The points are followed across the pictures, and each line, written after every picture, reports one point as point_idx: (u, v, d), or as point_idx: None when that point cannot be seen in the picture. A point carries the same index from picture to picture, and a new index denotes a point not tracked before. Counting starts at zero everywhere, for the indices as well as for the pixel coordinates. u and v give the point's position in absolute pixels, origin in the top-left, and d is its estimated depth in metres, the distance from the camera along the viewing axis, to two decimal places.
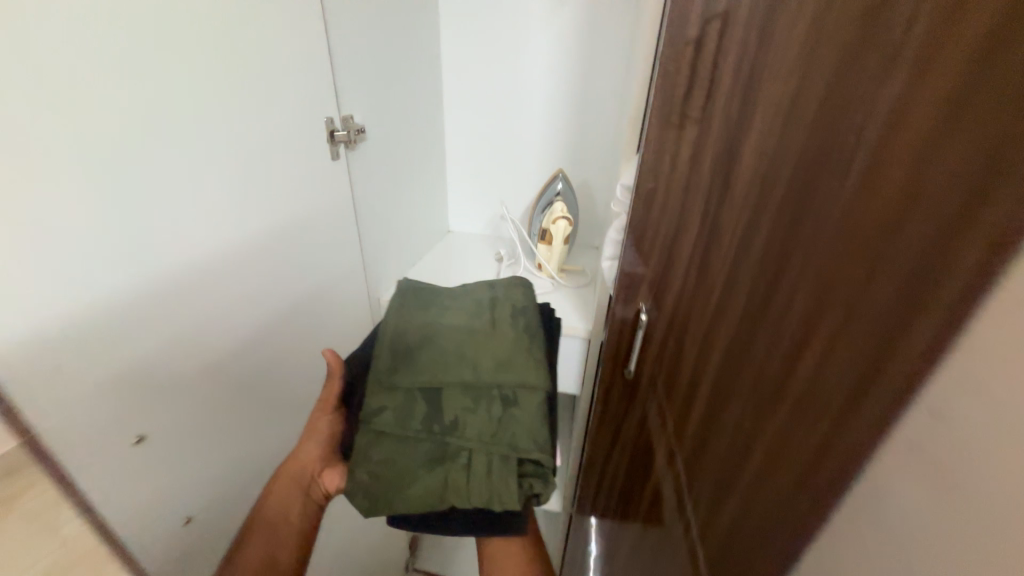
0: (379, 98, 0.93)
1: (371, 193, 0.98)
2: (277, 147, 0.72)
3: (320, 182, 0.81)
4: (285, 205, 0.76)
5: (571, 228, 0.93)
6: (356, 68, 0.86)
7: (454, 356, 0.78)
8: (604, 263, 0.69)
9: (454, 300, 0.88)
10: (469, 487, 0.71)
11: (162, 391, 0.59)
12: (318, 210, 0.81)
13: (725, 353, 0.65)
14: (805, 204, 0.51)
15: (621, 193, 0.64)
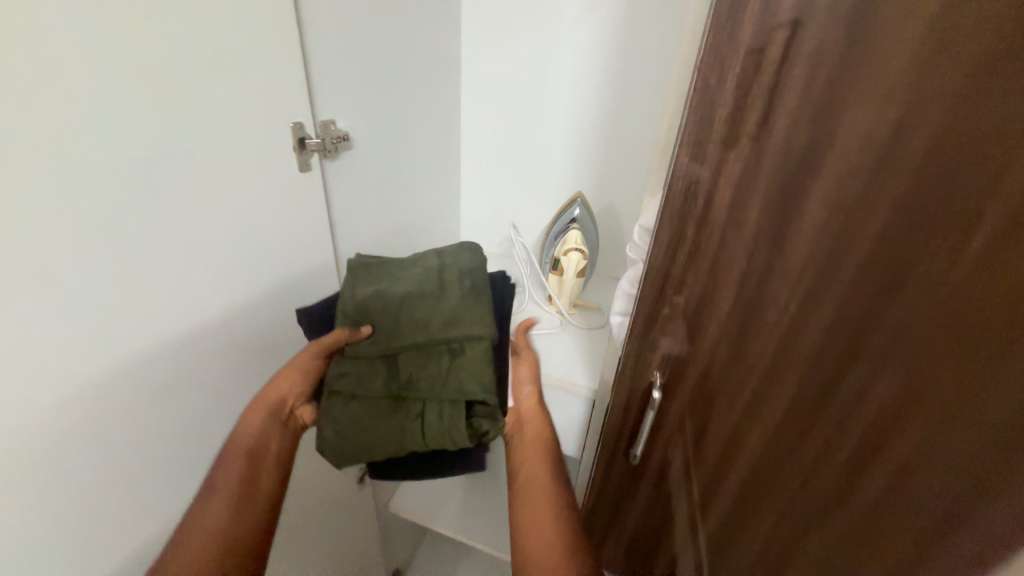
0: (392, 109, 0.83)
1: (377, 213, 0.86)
2: (270, 171, 0.62)
3: (311, 203, 0.70)
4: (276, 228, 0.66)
5: (585, 262, 0.80)
6: (371, 79, 0.76)
7: (403, 316, 0.67)
8: (612, 320, 0.54)
9: (409, 262, 0.73)
10: (427, 429, 0.65)
11: (90, 466, 0.48)
12: (301, 234, 0.70)
13: (786, 403, 0.44)
14: (930, 206, 0.32)
15: (638, 237, 0.50)
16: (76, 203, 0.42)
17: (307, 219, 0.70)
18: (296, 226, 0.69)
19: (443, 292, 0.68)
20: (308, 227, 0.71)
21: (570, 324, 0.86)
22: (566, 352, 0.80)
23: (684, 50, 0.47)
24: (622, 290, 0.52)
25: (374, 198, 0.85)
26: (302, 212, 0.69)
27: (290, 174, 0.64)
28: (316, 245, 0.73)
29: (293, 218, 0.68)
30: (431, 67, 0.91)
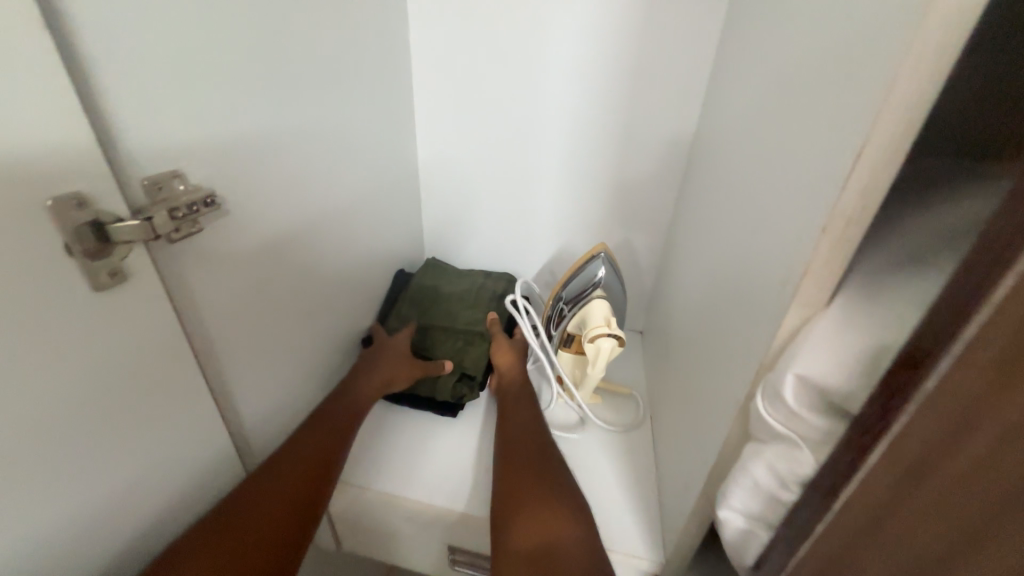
0: (326, 140, 0.51)
1: (323, 295, 0.56)
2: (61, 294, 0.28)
3: (127, 388, 0.33)
4: (92, 398, 0.31)
5: (619, 350, 0.52)
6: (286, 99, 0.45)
7: (444, 304, 0.71)
8: (725, 515, 0.31)
9: (464, 271, 0.78)
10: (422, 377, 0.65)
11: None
12: (97, 472, 0.32)
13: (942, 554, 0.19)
14: None
15: (793, 397, 0.26)
16: None
17: (103, 437, 0.32)
18: (81, 464, 0.31)
19: (481, 299, 0.72)
20: (126, 439, 0.34)
21: (592, 423, 0.61)
22: (595, 483, 0.54)
23: (883, 37, 0.21)
24: (751, 479, 0.28)
25: (317, 276, 0.54)
26: (96, 425, 0.31)
27: (78, 302, 0.29)
28: (189, 424, 0.39)
29: (46, 467, 0.29)
30: (375, 71, 0.60)
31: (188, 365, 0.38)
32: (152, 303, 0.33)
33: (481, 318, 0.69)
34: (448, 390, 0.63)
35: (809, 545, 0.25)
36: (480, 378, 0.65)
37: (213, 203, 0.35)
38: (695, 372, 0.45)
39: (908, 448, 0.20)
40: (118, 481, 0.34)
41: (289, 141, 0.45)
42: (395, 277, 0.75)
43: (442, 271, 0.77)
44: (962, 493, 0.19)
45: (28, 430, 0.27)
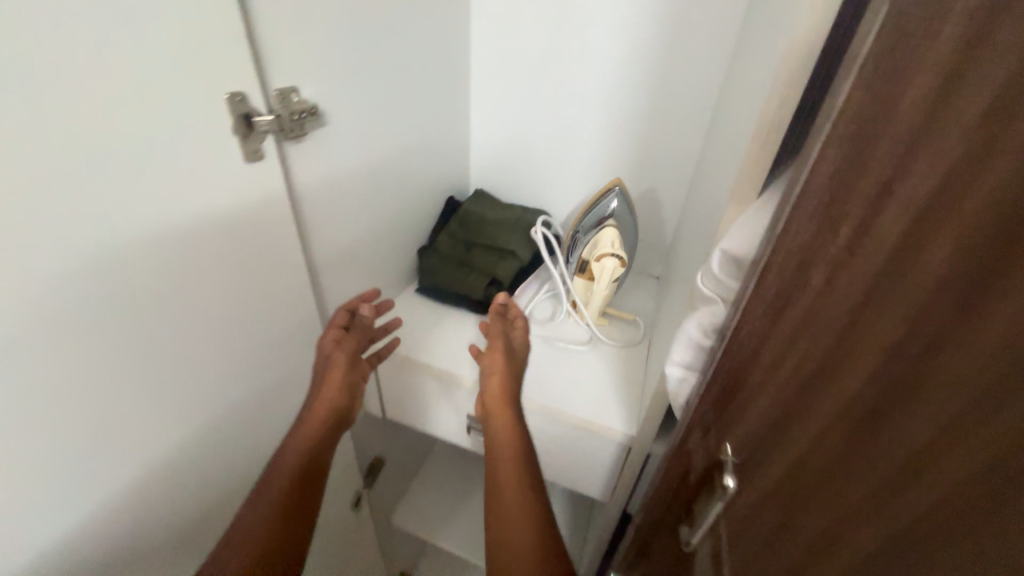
0: (391, 79, 0.63)
1: (382, 209, 0.69)
2: (223, 164, 0.42)
3: (254, 235, 0.48)
4: (234, 238, 0.46)
5: (621, 272, 0.62)
6: (363, 40, 0.56)
7: (486, 226, 0.81)
8: (669, 370, 0.40)
9: (506, 204, 0.87)
10: (461, 282, 0.76)
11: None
12: (228, 288, 0.47)
13: (772, 353, 0.32)
14: (887, 143, 0.23)
15: (720, 268, 0.35)
16: None
17: (234, 266, 0.47)
18: (221, 279, 0.46)
19: (518, 225, 0.80)
20: (246, 273, 0.49)
21: (598, 338, 0.70)
22: (587, 381, 0.64)
23: None
24: (686, 335, 0.38)
25: (379, 192, 0.67)
26: (236, 261, 0.47)
27: (232, 171, 0.43)
28: (285, 278, 0.53)
29: (205, 270, 0.44)
30: (436, 23, 0.69)
31: (288, 237, 0.52)
32: (270, 183, 0.47)
33: (514, 239, 0.78)
34: (480, 290, 0.74)
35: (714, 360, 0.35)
36: (505, 284, 0.74)
37: (315, 112, 0.50)
38: (681, 285, 0.53)
39: (766, 288, 0.30)
40: (243, 303, 0.49)
41: (363, 70, 0.57)
42: (446, 203, 0.85)
43: (487, 201, 0.86)
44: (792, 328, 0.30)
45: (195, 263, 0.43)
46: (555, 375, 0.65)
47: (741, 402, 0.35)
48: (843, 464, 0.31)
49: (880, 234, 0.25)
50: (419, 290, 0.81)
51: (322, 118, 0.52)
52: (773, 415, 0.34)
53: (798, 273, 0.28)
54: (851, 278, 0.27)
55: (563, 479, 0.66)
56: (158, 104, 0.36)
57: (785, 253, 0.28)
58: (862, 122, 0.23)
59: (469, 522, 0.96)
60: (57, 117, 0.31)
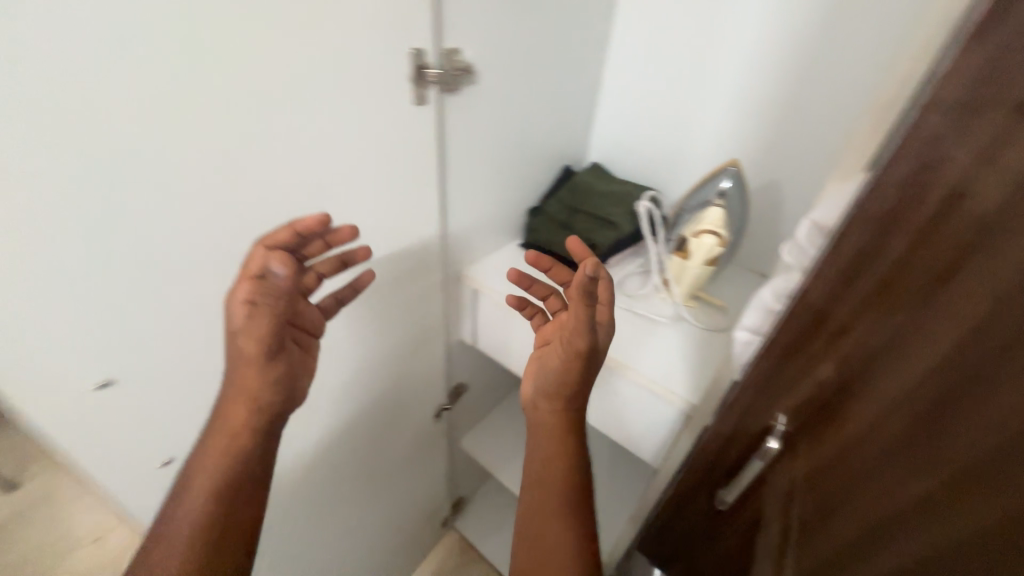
0: (537, 51, 0.70)
1: (507, 166, 0.77)
2: (396, 106, 0.54)
3: (407, 166, 0.60)
4: (392, 166, 0.58)
5: (718, 249, 0.66)
6: (520, 14, 0.63)
7: (593, 196, 0.85)
8: (737, 335, 0.43)
9: (618, 179, 0.90)
10: (560, 242, 0.82)
11: (97, 423, 0.46)
12: (383, 207, 0.60)
13: (848, 314, 0.32)
14: (996, 104, 0.23)
15: (802, 235, 0.36)
16: (176, 105, 0.39)
17: (390, 191, 0.60)
18: (380, 197, 0.59)
19: (624, 199, 0.83)
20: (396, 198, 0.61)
21: (683, 317, 0.72)
22: (661, 350, 0.67)
23: None
24: (760, 301, 0.41)
25: (507, 151, 0.75)
26: (391, 187, 0.59)
27: (401, 112, 0.55)
28: (422, 209, 0.65)
29: (371, 188, 0.57)
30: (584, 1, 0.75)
31: (429, 174, 0.63)
32: (425, 126, 0.58)
33: (618, 211, 0.81)
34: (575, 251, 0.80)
35: (783, 324, 0.36)
36: (601, 251, 0.79)
37: (470, 70, 0.58)
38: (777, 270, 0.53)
39: (844, 248, 0.31)
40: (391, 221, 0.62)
41: (513, 33, 0.64)
42: (562, 172, 0.92)
43: (600, 175, 0.90)
44: (873, 292, 0.31)
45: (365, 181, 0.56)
46: (632, 338, 0.69)
47: (802, 366, 0.37)
48: (914, 432, 0.33)
49: (972, 205, 0.25)
50: (523, 247, 0.89)
51: (475, 77, 0.62)
52: (842, 376, 0.35)
53: (884, 233, 0.29)
54: (945, 240, 0.27)
55: (619, 434, 0.71)
56: (361, 54, 0.49)
57: (870, 214, 0.29)
58: (967, 88, 0.24)
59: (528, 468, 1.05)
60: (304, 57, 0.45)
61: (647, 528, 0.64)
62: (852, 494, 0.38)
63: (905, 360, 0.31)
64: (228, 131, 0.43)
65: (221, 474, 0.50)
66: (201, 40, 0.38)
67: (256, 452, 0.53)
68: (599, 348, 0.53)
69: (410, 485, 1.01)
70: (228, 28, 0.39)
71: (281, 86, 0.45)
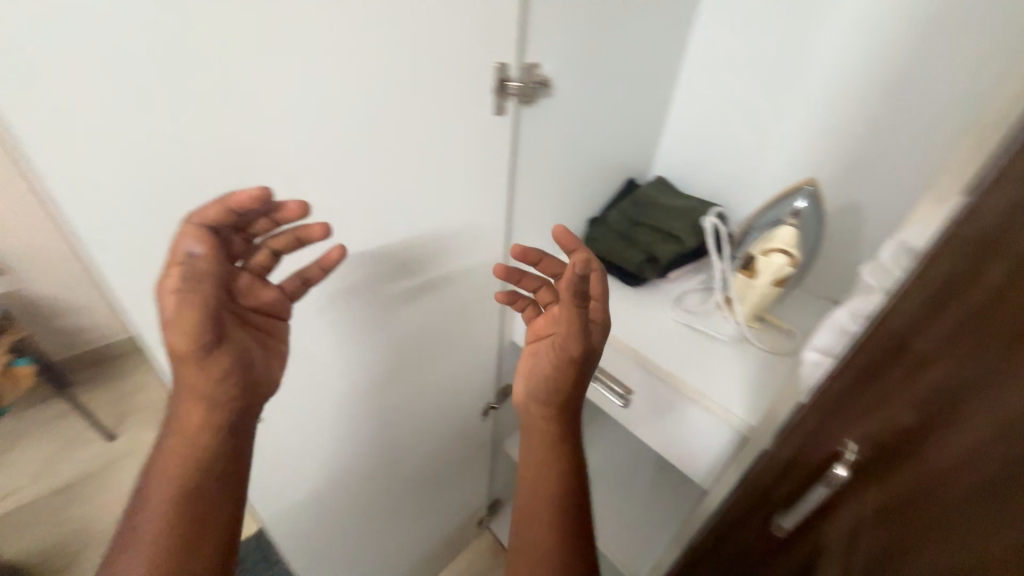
0: (612, 66, 0.71)
1: (573, 177, 0.79)
2: (477, 117, 0.58)
3: (482, 173, 0.63)
4: (469, 171, 0.62)
5: (789, 270, 0.64)
6: (600, 31, 0.65)
7: (655, 209, 0.85)
8: (807, 354, 0.43)
9: (683, 194, 0.89)
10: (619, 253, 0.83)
11: None
12: (457, 209, 0.64)
13: (934, 343, 0.31)
14: None
15: (888, 255, 0.36)
16: (299, 113, 0.45)
17: (464, 195, 0.63)
18: (455, 200, 0.63)
19: (689, 214, 0.82)
20: (469, 202, 0.65)
21: (745, 337, 0.70)
22: (719, 368, 0.66)
23: None
24: (835, 321, 0.40)
25: (574, 162, 0.77)
26: (466, 191, 0.63)
27: (481, 122, 0.59)
28: (491, 213, 0.69)
29: (449, 192, 0.61)
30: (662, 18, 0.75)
31: (500, 181, 0.66)
32: (501, 136, 0.62)
33: (681, 225, 0.80)
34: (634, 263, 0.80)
35: (859, 345, 0.35)
36: (660, 265, 0.78)
37: (548, 83, 0.61)
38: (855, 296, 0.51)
39: (932, 274, 0.30)
40: (462, 223, 0.66)
41: (591, 48, 0.66)
42: (625, 184, 0.92)
43: (664, 189, 0.90)
44: (964, 321, 0.29)
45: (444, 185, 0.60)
46: (688, 355, 0.68)
47: (878, 394, 0.35)
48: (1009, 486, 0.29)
49: None
50: (580, 256, 0.90)
51: (551, 91, 0.64)
52: (923, 410, 0.32)
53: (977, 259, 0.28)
54: None
55: (668, 449, 0.70)
56: (453, 69, 0.53)
57: (964, 237, 0.28)
58: None
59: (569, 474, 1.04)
60: (404, 72, 0.49)
61: (691, 547, 0.63)
62: (928, 545, 0.35)
63: (997, 399, 0.29)
64: (336, 136, 0.48)
65: (184, 472, 0.47)
66: (324, 57, 0.44)
67: (218, 449, 0.49)
68: (594, 349, 0.55)
69: (453, 478, 1.05)
70: (346, 46, 0.45)
71: (382, 96, 0.49)
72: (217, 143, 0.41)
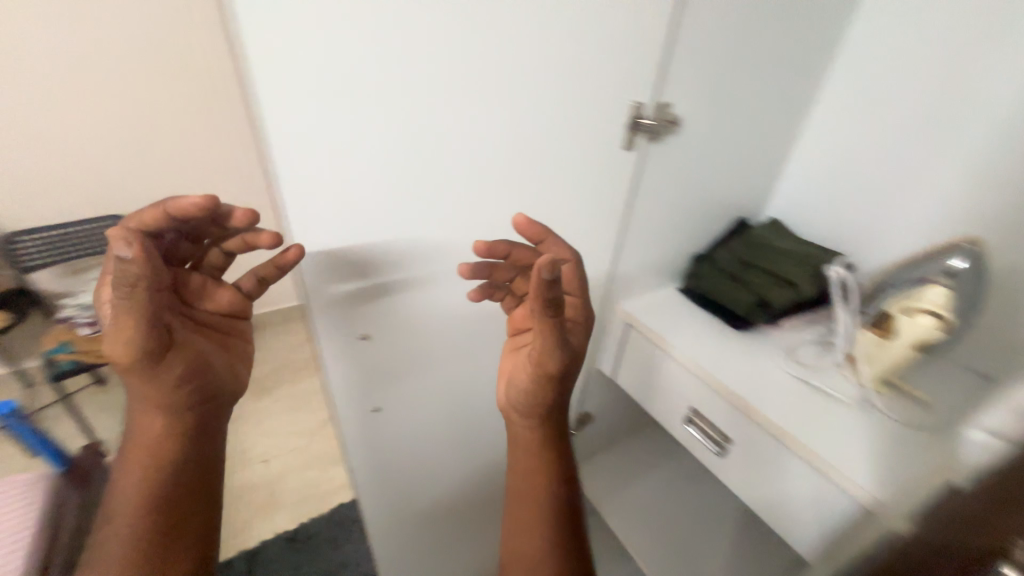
0: (740, 106, 0.70)
1: (684, 211, 0.79)
2: (609, 153, 0.60)
3: (605, 205, 0.65)
4: (593, 203, 0.64)
5: (935, 334, 0.57)
6: (733, 72, 0.65)
7: (769, 251, 0.81)
8: None
9: (800, 238, 0.84)
10: (727, 294, 0.80)
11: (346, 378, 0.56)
12: (578, 237, 0.66)
13: None
14: None
15: None
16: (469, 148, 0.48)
17: (586, 225, 0.65)
18: (579, 230, 0.65)
19: (808, 259, 0.77)
20: (589, 231, 0.67)
21: (872, 402, 0.64)
22: (840, 432, 0.61)
23: None
24: None
25: (689, 197, 0.76)
26: (588, 221, 0.65)
27: (613, 157, 0.60)
28: (604, 242, 0.70)
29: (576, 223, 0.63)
30: (798, 59, 0.73)
31: (618, 212, 0.68)
32: (626, 170, 0.63)
33: (798, 271, 0.76)
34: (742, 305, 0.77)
35: None
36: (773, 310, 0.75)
37: (677, 122, 0.62)
38: None
39: None
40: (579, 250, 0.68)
41: (722, 88, 0.66)
42: (736, 222, 0.89)
43: (779, 231, 0.86)
44: None
45: (572, 215, 0.62)
46: (804, 412, 0.63)
47: None
48: None
49: None
50: (682, 291, 0.89)
51: (678, 129, 0.65)
52: None
53: None
54: None
55: (770, 509, 0.65)
56: (598, 109, 0.55)
57: None
58: None
59: (643, 513, 0.98)
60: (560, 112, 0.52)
61: None
62: None
63: None
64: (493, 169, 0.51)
65: (149, 482, 0.50)
66: (498, 100, 0.47)
67: (180, 453, 0.51)
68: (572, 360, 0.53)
69: None
70: (517, 89, 0.48)
71: (535, 135, 0.52)
72: (400, 172, 0.46)
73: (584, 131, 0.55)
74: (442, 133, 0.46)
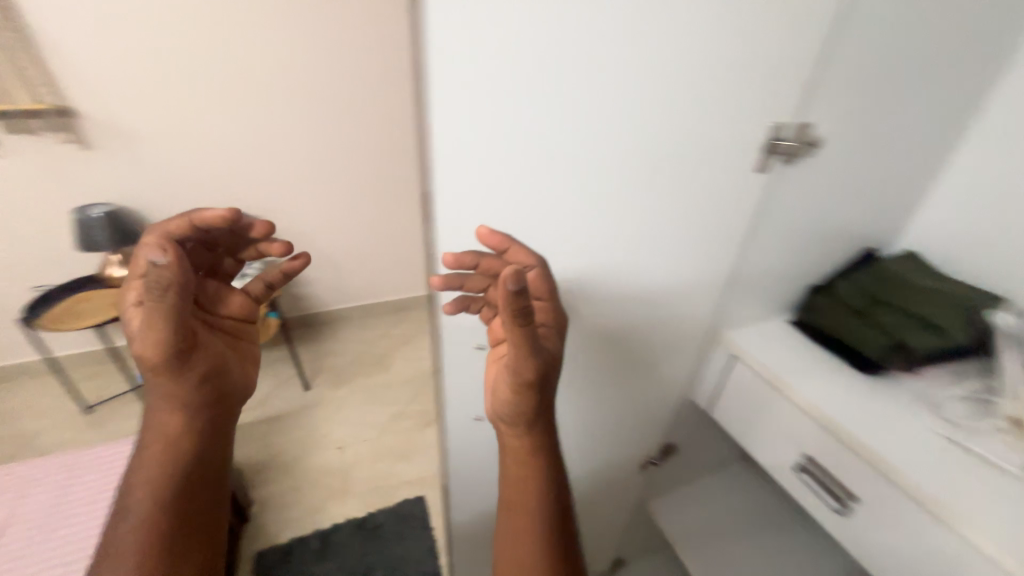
0: (888, 127, 0.64)
1: (808, 239, 0.72)
2: (738, 174, 0.57)
3: (724, 228, 0.62)
4: (712, 225, 0.61)
5: None
6: (885, 91, 0.59)
7: (908, 288, 0.72)
8: None
9: (945, 276, 0.74)
10: (852, 332, 0.72)
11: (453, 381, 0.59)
12: (691, 259, 0.63)
13: None
14: None
15: None
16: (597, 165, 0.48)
17: (702, 247, 0.62)
18: (693, 251, 0.62)
19: (959, 302, 0.68)
20: (703, 254, 0.64)
21: None
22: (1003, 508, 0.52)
23: None
24: None
25: (815, 224, 0.70)
26: (703, 243, 0.62)
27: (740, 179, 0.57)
28: (717, 267, 0.66)
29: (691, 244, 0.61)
30: (961, 76, 0.65)
31: (737, 236, 0.64)
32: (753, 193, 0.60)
33: (947, 314, 0.67)
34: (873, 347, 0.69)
35: None
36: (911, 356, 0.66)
37: (818, 144, 0.57)
38: None
39: None
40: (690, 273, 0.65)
41: (871, 108, 0.60)
42: (864, 252, 0.80)
43: (918, 266, 0.76)
44: None
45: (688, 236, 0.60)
46: (954, 478, 0.55)
47: None
48: None
49: None
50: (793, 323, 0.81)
51: (816, 151, 0.60)
52: None
53: None
54: None
55: None
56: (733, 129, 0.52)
57: None
58: None
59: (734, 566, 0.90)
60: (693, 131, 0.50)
61: None
62: None
63: None
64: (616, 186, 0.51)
65: (159, 475, 0.53)
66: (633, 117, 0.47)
67: (191, 446, 0.56)
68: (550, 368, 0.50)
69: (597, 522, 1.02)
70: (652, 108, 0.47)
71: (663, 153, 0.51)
72: (530, 186, 0.47)
73: (716, 152, 0.53)
74: (576, 150, 0.46)
